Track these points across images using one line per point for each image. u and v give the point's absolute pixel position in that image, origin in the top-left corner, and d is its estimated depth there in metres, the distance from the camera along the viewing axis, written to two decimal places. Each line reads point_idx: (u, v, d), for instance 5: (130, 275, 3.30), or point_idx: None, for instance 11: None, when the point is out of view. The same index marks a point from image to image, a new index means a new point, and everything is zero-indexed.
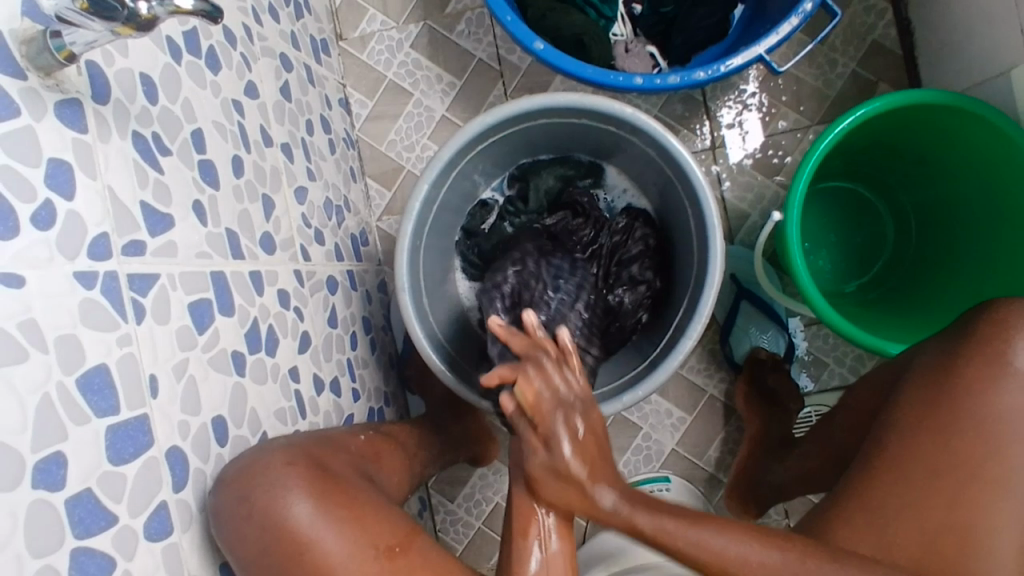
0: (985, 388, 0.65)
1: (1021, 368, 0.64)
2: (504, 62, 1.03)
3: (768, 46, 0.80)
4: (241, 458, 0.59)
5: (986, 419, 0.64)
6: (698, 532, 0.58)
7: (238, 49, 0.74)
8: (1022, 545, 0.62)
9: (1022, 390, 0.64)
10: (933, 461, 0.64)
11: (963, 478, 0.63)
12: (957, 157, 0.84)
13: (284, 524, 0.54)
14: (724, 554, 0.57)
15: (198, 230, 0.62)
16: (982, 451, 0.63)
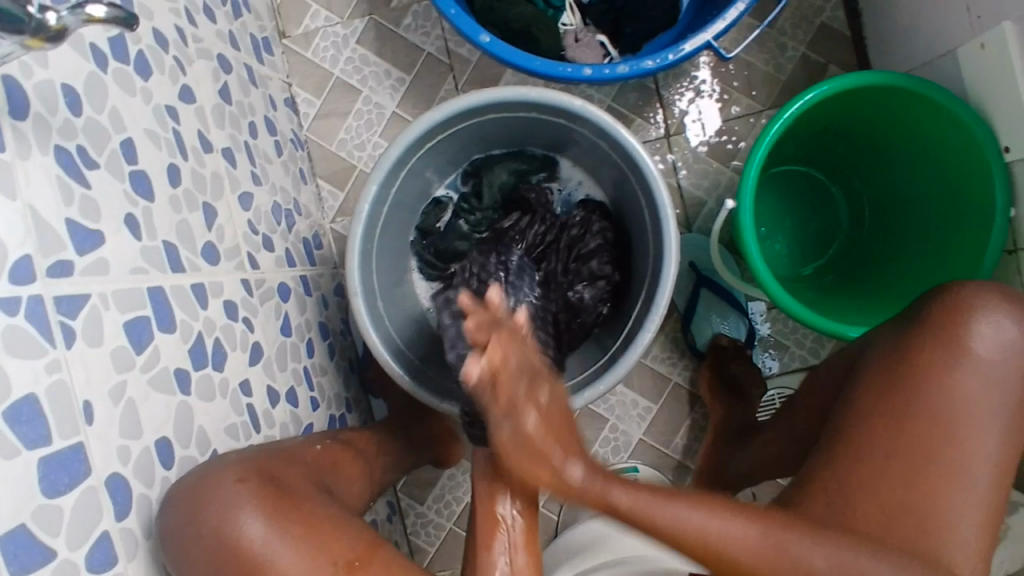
0: (940, 372, 0.66)
1: (980, 353, 0.66)
2: (454, 55, 1.01)
3: (715, 33, 0.79)
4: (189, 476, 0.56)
5: (949, 408, 0.65)
6: (673, 506, 0.60)
7: (170, 53, 0.71)
8: (981, 531, 0.62)
9: (977, 374, 0.65)
10: (891, 445, 0.65)
11: (920, 462, 0.64)
12: (906, 138, 0.84)
13: (235, 543, 0.52)
14: (701, 529, 0.59)
15: (131, 245, 0.59)
16: (937, 436, 0.64)
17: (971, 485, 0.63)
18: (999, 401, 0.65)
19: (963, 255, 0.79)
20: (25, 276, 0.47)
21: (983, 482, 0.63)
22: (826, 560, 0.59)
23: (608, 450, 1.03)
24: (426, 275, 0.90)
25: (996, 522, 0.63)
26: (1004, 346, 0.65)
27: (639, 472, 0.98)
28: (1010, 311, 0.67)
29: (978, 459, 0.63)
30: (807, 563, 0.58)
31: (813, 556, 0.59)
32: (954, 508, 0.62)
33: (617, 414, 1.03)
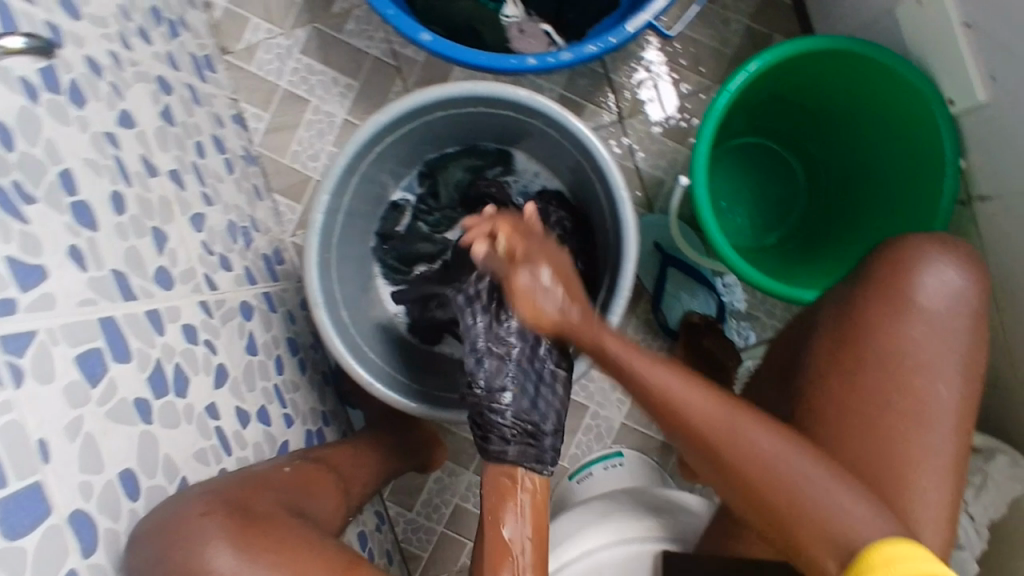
0: (887, 327, 0.67)
1: (925, 303, 0.67)
2: (400, 56, 1.00)
3: (654, 12, 0.79)
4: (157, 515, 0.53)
5: (896, 359, 0.66)
6: (662, 372, 0.63)
7: (106, 79, 0.70)
8: (944, 472, 0.64)
9: (923, 324, 0.66)
10: (846, 402, 0.67)
11: (873, 413, 0.65)
12: (848, 100, 0.85)
13: None
14: (674, 394, 0.63)
15: (77, 277, 0.57)
16: (888, 386, 0.66)
17: (929, 428, 0.64)
18: (948, 346, 0.66)
19: (916, 210, 0.80)
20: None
21: (942, 426, 0.64)
22: (773, 450, 0.61)
23: (592, 438, 1.02)
24: (391, 280, 0.90)
25: (956, 461, 0.64)
26: (947, 292, 0.67)
27: (624, 457, 0.98)
28: (950, 257, 0.68)
29: (932, 403, 0.65)
30: (757, 445, 0.61)
31: (765, 442, 0.62)
32: (918, 454, 0.64)
33: (597, 401, 1.02)
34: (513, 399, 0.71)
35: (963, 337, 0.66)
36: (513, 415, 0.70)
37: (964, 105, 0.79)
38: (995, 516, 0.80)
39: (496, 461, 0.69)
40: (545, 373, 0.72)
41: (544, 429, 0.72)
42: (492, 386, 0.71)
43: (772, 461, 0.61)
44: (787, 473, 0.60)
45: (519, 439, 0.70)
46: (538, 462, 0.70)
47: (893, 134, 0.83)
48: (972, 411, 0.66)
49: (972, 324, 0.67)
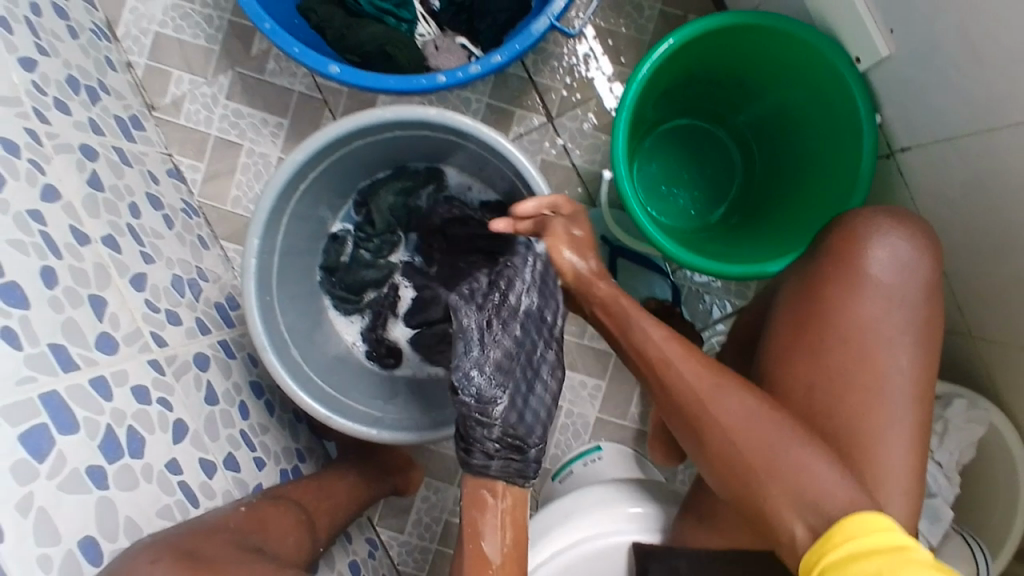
0: (843, 299, 0.67)
1: (879, 274, 0.67)
2: (324, 88, 1.01)
3: (555, 14, 0.80)
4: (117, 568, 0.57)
5: (856, 332, 0.66)
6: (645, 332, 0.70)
7: (25, 156, 0.71)
8: (909, 446, 0.65)
9: (879, 296, 0.67)
10: (812, 376, 0.67)
11: (838, 392, 0.66)
12: (770, 72, 0.86)
13: None
14: (659, 350, 0.69)
15: (12, 357, 0.58)
16: (853, 360, 0.66)
17: (890, 402, 0.65)
18: (906, 314, 0.67)
19: (841, 172, 0.81)
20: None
21: (901, 397, 0.65)
22: (746, 421, 0.63)
23: (569, 435, 1.03)
24: (344, 312, 0.91)
25: (920, 434, 0.65)
26: (901, 264, 0.67)
27: (602, 450, 0.99)
28: (902, 230, 0.69)
29: (893, 374, 0.65)
30: (730, 410, 0.64)
31: (734, 418, 0.64)
32: (882, 427, 0.65)
33: (569, 399, 1.03)
34: (504, 412, 0.71)
35: (919, 307, 0.67)
36: (501, 430, 0.71)
37: (870, 61, 0.80)
38: (963, 459, 0.80)
39: (480, 474, 0.72)
40: (534, 384, 0.74)
41: (530, 442, 0.73)
42: (483, 397, 0.70)
43: (744, 429, 0.63)
44: (760, 440, 0.62)
45: (503, 454, 0.72)
46: (519, 475, 0.73)
47: (812, 103, 0.84)
48: (931, 377, 0.67)
49: (925, 292, 0.67)
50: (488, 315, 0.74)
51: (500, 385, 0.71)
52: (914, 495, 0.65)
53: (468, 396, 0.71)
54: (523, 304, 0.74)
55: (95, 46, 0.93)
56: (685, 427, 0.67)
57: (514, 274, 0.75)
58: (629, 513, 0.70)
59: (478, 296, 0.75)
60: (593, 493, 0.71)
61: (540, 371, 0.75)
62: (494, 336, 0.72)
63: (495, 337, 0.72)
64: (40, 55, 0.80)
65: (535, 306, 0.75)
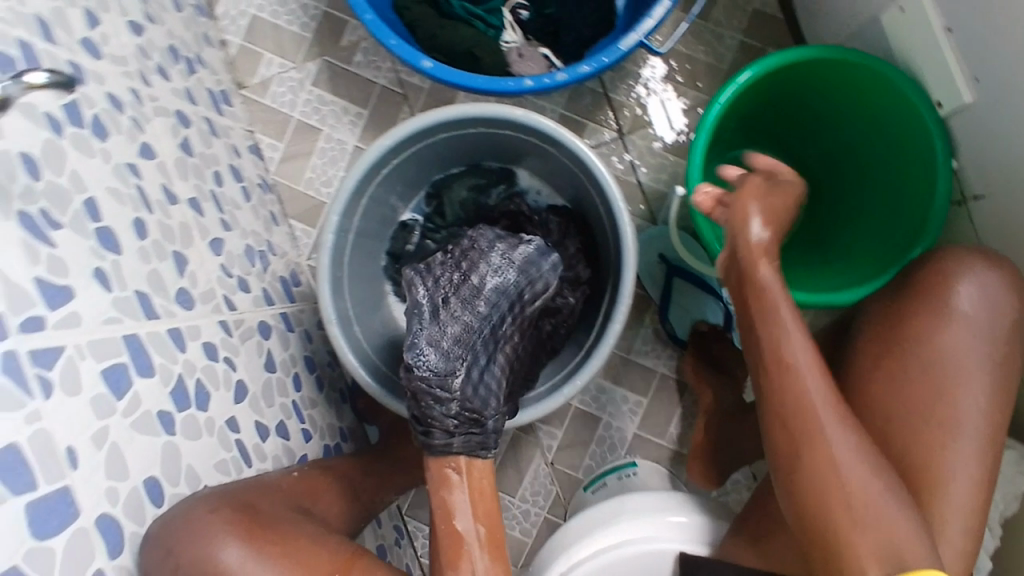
0: (928, 333, 0.70)
1: (965, 311, 0.70)
2: (406, 84, 1.04)
3: (645, 31, 0.83)
4: (177, 512, 0.58)
5: (937, 364, 0.69)
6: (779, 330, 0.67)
7: (127, 113, 0.75)
8: (977, 482, 0.65)
9: (963, 331, 0.69)
10: (895, 401, 0.69)
11: (916, 420, 0.68)
12: (848, 107, 0.87)
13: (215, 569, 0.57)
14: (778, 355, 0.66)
15: (103, 297, 0.61)
16: (930, 391, 0.68)
17: (963, 440, 0.66)
18: (986, 352, 0.68)
19: (914, 213, 0.82)
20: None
21: (974, 436, 0.66)
22: (853, 455, 0.63)
23: (605, 448, 1.04)
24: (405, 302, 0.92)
25: (989, 472, 0.66)
26: (986, 304, 0.70)
27: (637, 467, 0.98)
28: (990, 269, 0.71)
29: (968, 410, 0.67)
30: (833, 439, 0.63)
31: (841, 438, 0.63)
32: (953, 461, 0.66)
33: (608, 412, 1.04)
34: (462, 387, 0.73)
35: (1000, 349, 0.69)
36: (458, 406, 0.72)
37: (951, 107, 0.81)
38: (1008, 511, 0.79)
39: (443, 453, 0.72)
40: (491, 357, 0.76)
41: (488, 414, 0.75)
42: (441, 372, 0.72)
43: (847, 457, 0.63)
44: (859, 473, 0.62)
45: (460, 428, 0.73)
46: (481, 448, 0.74)
47: (888, 143, 0.85)
48: (1005, 419, 0.68)
49: (1010, 334, 0.69)
50: (451, 289, 0.76)
51: (458, 358, 0.73)
52: (973, 535, 0.65)
53: (416, 369, 0.72)
54: (490, 282, 0.77)
55: (195, 21, 0.98)
56: (779, 441, 0.66)
57: (479, 257, 0.78)
58: (670, 520, 0.71)
59: (438, 271, 0.78)
60: (632, 501, 0.72)
61: (501, 344, 0.78)
62: (452, 312, 0.75)
63: (454, 313, 0.75)
64: (148, 22, 0.85)
65: (508, 283, 0.77)
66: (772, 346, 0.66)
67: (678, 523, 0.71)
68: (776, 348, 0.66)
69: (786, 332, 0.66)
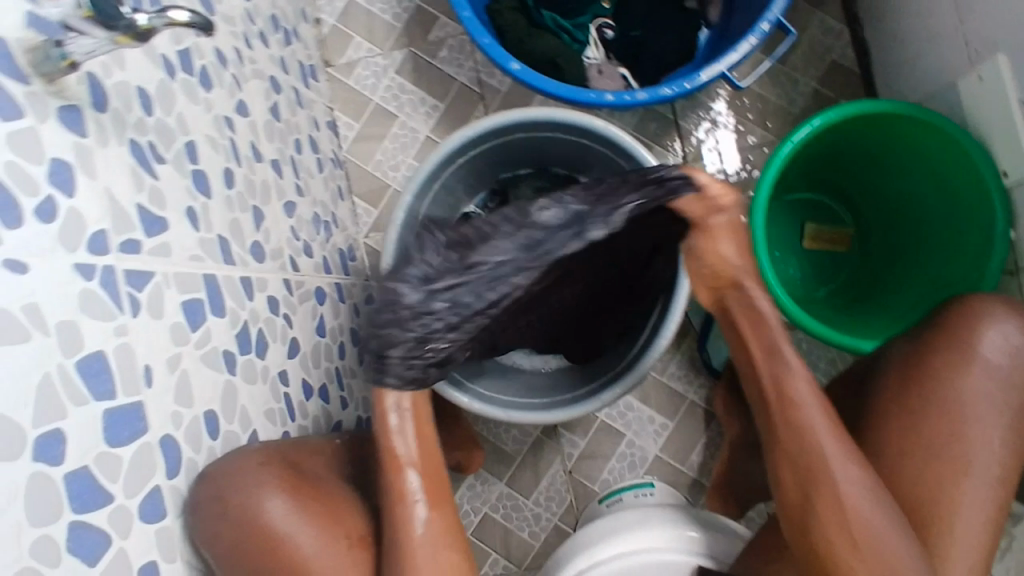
0: (950, 373, 0.68)
1: (988, 356, 0.68)
2: (485, 85, 1.08)
3: (729, 64, 0.86)
4: (228, 458, 0.60)
5: (952, 405, 0.67)
6: (779, 366, 0.68)
7: (230, 70, 0.78)
8: (983, 521, 0.65)
9: (986, 376, 0.68)
10: (907, 438, 0.68)
11: (926, 457, 0.67)
12: (913, 158, 0.88)
13: (257, 519, 0.60)
14: (780, 387, 0.68)
15: (191, 235, 0.64)
16: (943, 431, 0.67)
17: (972, 479, 0.66)
18: (1003, 396, 0.68)
19: (964, 275, 0.84)
20: (77, 232, 0.49)
21: (985, 477, 0.66)
22: (859, 489, 0.63)
23: (624, 465, 1.05)
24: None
25: (998, 511, 0.66)
26: (1011, 351, 0.68)
27: (654, 488, 0.99)
28: (1015, 317, 0.69)
29: (978, 452, 0.66)
30: (838, 470, 0.64)
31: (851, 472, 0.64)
32: (962, 501, 0.65)
33: (633, 430, 1.05)
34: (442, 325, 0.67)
35: (1018, 395, 0.68)
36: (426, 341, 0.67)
37: (1016, 177, 0.82)
38: None
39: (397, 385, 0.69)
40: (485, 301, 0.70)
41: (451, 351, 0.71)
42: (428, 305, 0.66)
43: (851, 491, 0.63)
44: (865, 509, 0.62)
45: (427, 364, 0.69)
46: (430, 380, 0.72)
47: (947, 201, 0.87)
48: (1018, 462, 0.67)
49: None
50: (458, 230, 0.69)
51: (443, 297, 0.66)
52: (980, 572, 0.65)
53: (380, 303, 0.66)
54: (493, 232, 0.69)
55: None
56: (791, 471, 0.66)
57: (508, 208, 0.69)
58: (681, 534, 0.72)
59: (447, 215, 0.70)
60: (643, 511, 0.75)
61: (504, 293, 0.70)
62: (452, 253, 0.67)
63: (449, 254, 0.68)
64: None
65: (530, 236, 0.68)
66: (779, 378, 0.68)
67: (692, 538, 0.72)
68: (779, 378, 0.68)
69: (789, 366, 0.68)
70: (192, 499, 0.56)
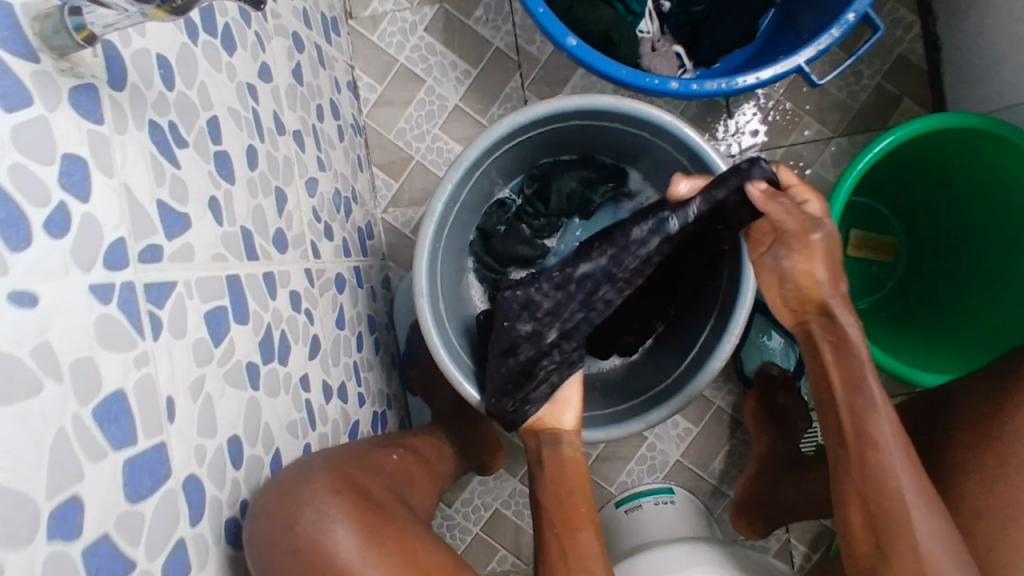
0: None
1: None
2: (523, 52, 0.98)
3: (806, 58, 0.78)
4: (288, 483, 0.55)
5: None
6: (851, 394, 0.64)
7: (253, 28, 0.68)
8: None
9: None
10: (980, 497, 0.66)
11: (1000, 519, 0.64)
12: (978, 176, 0.82)
13: (328, 560, 0.50)
14: (854, 415, 0.63)
15: (213, 230, 0.56)
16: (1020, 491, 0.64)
17: None
18: None
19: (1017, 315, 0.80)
20: (94, 244, 0.41)
21: None
22: (933, 532, 0.59)
23: (643, 468, 1.01)
24: (488, 288, 0.89)
25: None
26: None
27: (674, 495, 0.96)
28: None
29: None
30: (912, 510, 0.59)
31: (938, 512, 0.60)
32: None
33: (655, 433, 1.01)
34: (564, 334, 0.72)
35: None
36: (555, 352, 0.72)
37: None
38: None
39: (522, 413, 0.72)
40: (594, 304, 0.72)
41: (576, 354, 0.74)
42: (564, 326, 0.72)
43: (922, 532, 0.59)
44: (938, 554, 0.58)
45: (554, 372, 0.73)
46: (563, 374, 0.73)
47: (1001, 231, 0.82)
48: None
49: None
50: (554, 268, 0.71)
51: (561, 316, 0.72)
52: None
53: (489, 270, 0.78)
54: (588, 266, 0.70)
55: None
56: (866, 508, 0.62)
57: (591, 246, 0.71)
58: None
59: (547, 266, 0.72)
60: (685, 550, 0.69)
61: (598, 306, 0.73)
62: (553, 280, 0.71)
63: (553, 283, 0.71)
64: None
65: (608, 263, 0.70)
66: (852, 407, 0.64)
67: None
68: (852, 406, 0.64)
69: (867, 393, 0.63)
70: (256, 527, 0.52)
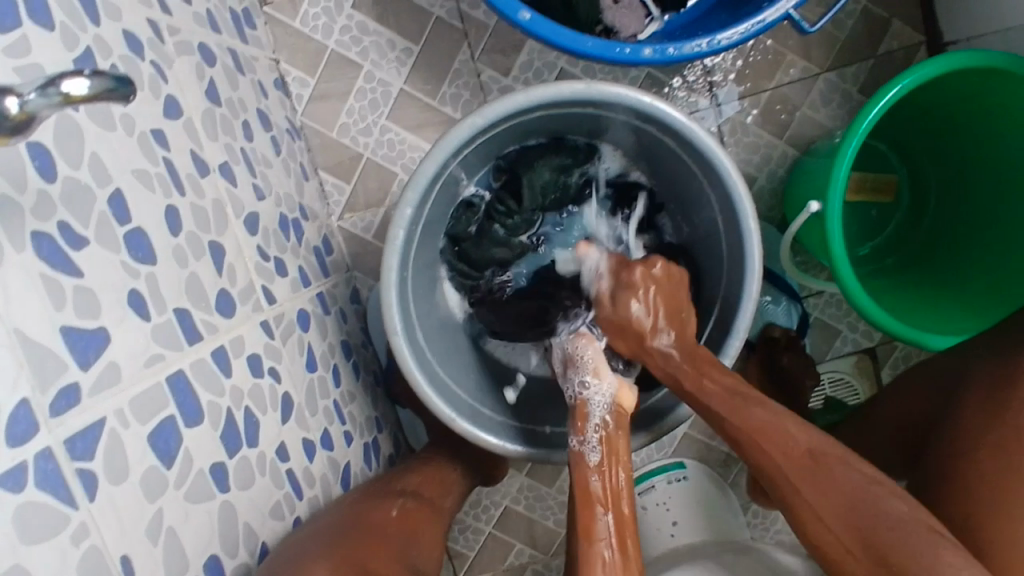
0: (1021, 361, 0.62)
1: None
2: (468, 19, 0.88)
3: (794, 2, 0.69)
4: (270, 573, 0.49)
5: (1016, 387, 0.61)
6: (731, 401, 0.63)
7: (148, 58, 0.58)
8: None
9: None
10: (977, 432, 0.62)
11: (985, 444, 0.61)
12: (979, 107, 0.78)
13: None
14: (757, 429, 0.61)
15: (142, 331, 0.47)
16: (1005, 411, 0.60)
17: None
18: None
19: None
20: None
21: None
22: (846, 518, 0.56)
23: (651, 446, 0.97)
24: (468, 297, 0.81)
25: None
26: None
27: (686, 469, 0.93)
28: None
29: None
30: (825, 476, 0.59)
31: (856, 478, 0.58)
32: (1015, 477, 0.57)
33: None
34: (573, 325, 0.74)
35: None
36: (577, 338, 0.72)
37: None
38: None
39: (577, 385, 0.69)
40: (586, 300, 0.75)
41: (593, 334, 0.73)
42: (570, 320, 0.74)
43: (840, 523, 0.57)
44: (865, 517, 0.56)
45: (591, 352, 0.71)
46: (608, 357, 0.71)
47: (1010, 161, 0.79)
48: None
49: None
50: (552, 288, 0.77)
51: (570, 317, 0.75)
52: None
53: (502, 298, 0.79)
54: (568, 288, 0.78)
55: None
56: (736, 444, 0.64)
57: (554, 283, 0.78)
58: None
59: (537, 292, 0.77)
60: None
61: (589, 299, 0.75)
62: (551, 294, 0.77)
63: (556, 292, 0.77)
64: None
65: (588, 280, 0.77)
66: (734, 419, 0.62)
67: None
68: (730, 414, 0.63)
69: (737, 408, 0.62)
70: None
